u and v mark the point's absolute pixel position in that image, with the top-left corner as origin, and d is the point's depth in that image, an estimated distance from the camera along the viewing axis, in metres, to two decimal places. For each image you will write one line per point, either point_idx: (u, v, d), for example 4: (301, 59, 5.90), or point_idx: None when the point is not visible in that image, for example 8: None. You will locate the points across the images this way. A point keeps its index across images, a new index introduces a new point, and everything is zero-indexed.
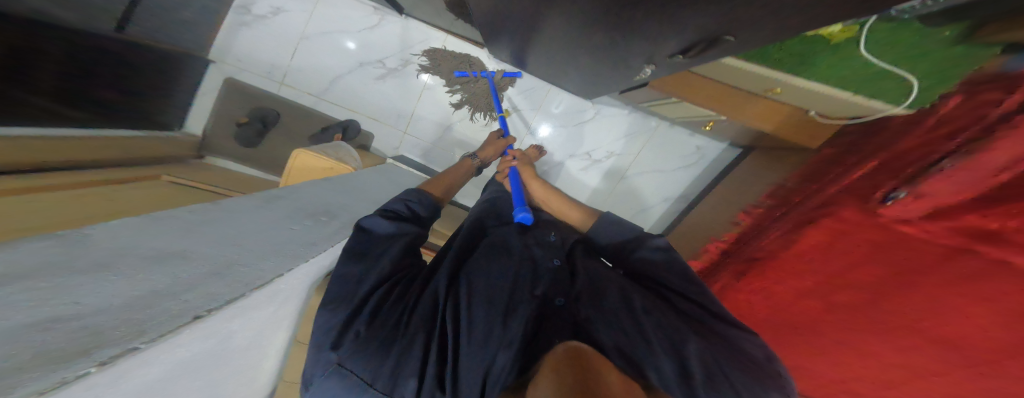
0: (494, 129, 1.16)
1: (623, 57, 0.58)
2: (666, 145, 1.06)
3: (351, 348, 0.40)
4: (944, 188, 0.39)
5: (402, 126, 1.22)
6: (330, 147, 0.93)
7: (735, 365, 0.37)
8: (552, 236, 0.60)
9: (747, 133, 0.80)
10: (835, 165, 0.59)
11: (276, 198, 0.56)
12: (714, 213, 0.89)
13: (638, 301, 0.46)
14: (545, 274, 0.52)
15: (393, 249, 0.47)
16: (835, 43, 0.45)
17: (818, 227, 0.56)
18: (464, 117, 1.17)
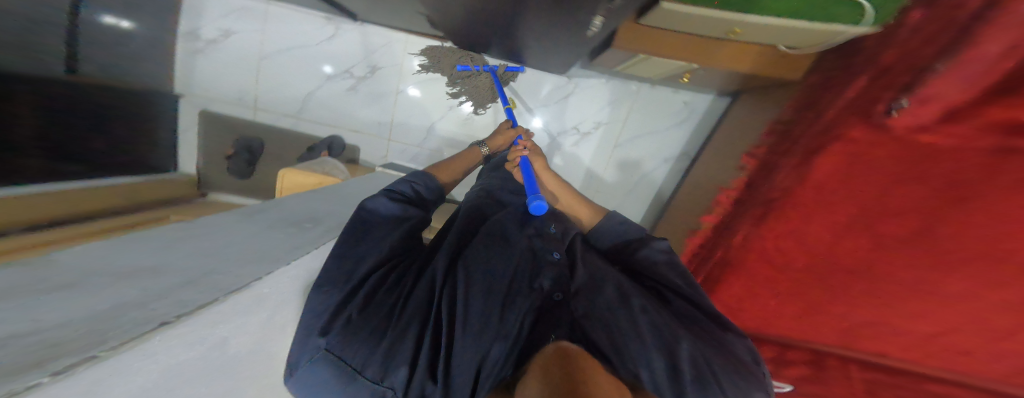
0: (476, 121, 1.15)
1: (569, 16, 0.55)
2: (653, 106, 1.07)
3: (341, 334, 0.38)
4: (951, 89, 0.44)
5: (385, 134, 1.19)
6: (316, 163, 0.94)
7: (726, 367, 0.39)
8: (552, 228, 0.55)
9: (723, 78, 0.81)
10: (828, 87, 0.63)
11: (257, 211, 0.55)
12: (716, 163, 0.91)
13: (638, 300, 0.45)
14: (546, 267, 0.48)
15: (395, 234, 0.46)
16: None
17: (828, 153, 0.56)
18: (445, 113, 1.15)
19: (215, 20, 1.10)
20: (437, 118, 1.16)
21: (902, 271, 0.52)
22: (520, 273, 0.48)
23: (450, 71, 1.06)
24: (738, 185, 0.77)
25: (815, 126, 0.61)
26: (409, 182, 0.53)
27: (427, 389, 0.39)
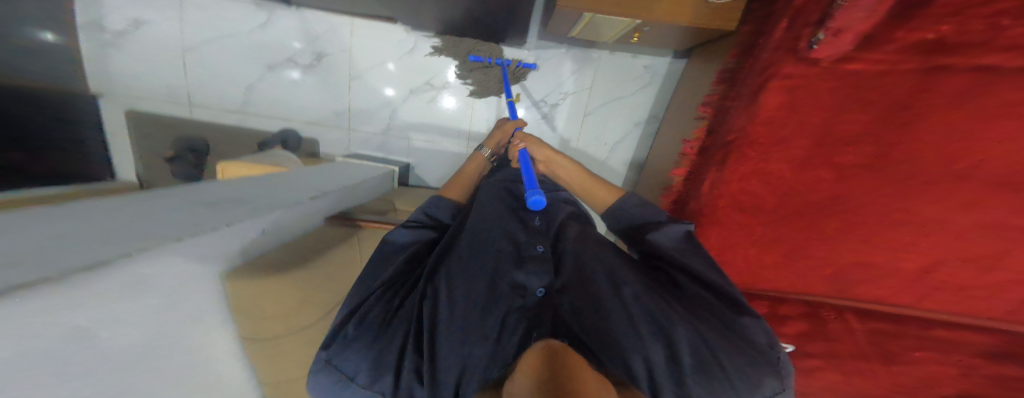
0: (439, 101, 1.09)
1: None
2: (615, 70, 1.07)
3: (340, 346, 0.38)
4: (856, 15, 0.43)
5: (344, 123, 1.10)
6: (266, 157, 0.88)
7: (732, 352, 0.36)
8: (536, 221, 0.57)
9: (671, 34, 0.83)
10: (756, 36, 0.63)
11: (158, 196, 0.49)
12: (677, 123, 0.94)
13: (631, 289, 0.43)
14: (530, 263, 0.49)
15: (398, 259, 0.47)
16: None
17: (770, 91, 0.53)
18: (406, 97, 1.08)
19: (120, 7, 0.95)
20: (396, 104, 1.09)
21: (859, 222, 0.43)
22: (502, 265, 0.49)
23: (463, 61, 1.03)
24: (699, 134, 0.75)
25: (758, 66, 0.58)
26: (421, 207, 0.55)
27: (415, 391, 0.37)
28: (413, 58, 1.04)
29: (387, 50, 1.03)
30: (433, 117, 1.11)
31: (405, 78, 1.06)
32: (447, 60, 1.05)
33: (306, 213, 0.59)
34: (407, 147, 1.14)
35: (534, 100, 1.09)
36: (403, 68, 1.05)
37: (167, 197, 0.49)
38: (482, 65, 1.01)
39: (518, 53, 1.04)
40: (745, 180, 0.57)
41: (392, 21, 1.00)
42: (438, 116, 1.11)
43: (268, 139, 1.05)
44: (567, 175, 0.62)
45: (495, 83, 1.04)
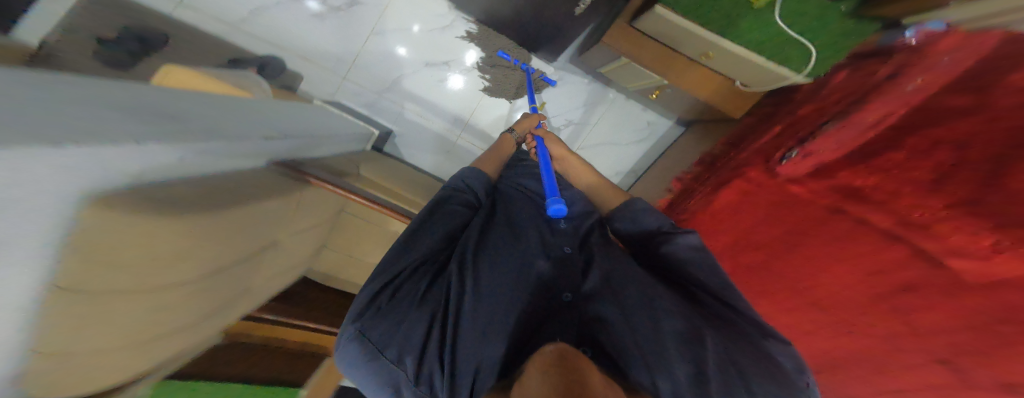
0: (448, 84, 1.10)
1: None
2: (620, 116, 1.13)
3: (372, 318, 0.38)
4: (829, 145, 0.55)
5: (343, 72, 1.08)
6: (235, 75, 0.83)
7: (760, 374, 0.35)
8: (563, 221, 0.58)
9: (682, 103, 0.90)
10: (758, 127, 0.74)
11: (101, 83, 0.43)
12: (653, 185, 1.01)
13: (663, 303, 0.43)
14: (561, 267, 0.51)
15: (435, 234, 0.47)
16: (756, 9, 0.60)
17: (732, 187, 0.70)
18: (418, 69, 1.08)
19: None
20: (407, 71, 1.08)
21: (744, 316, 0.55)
22: (526, 262, 0.50)
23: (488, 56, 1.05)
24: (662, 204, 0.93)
25: (732, 163, 0.74)
26: (458, 183, 0.55)
27: (433, 377, 0.37)
28: (443, 34, 1.04)
29: (421, 16, 1.02)
30: (435, 97, 1.12)
31: (427, 51, 1.06)
32: (474, 48, 1.05)
33: (260, 151, 0.55)
34: (399, 115, 1.14)
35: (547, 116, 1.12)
36: (427, 41, 1.05)
37: (104, 85, 0.43)
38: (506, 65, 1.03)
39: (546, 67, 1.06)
40: None
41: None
42: (441, 98, 1.12)
43: (246, 59, 1.01)
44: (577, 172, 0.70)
45: (511, 85, 1.07)
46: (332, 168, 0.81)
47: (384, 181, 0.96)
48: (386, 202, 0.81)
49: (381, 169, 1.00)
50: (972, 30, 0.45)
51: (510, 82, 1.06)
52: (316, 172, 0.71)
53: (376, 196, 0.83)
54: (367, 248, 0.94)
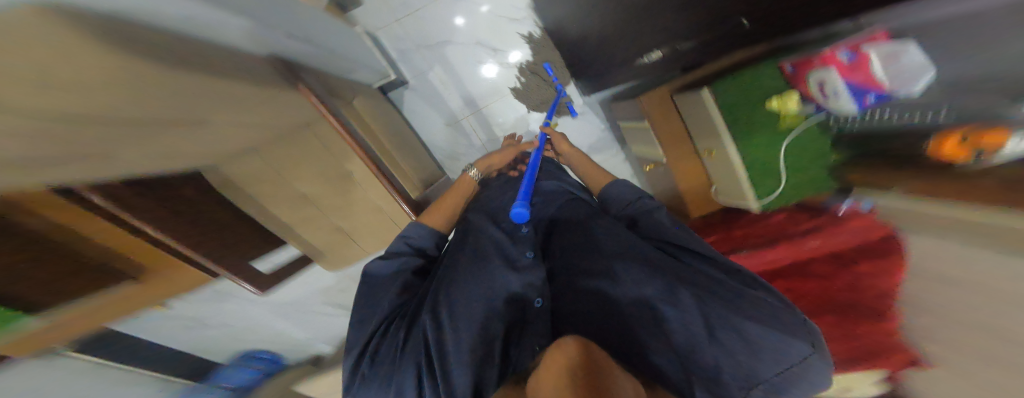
0: (484, 68, 1.18)
1: (652, 29, 0.72)
2: (613, 171, 1.20)
3: (363, 388, 0.46)
4: (756, 262, 0.83)
5: (400, 14, 1.15)
6: None
7: (727, 308, 0.38)
8: (525, 228, 0.67)
9: (663, 188, 1.03)
10: (719, 225, 0.97)
11: None
12: None
13: (624, 281, 0.48)
14: (523, 272, 0.58)
15: (392, 293, 0.55)
16: (779, 129, 0.70)
17: None
18: (467, 43, 1.16)
19: None
20: (455, 39, 1.16)
21: None
22: (491, 277, 0.56)
23: (534, 64, 1.15)
24: None
25: None
26: (404, 238, 0.65)
27: None
28: (509, 25, 1.13)
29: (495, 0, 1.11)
30: (465, 73, 1.20)
31: (482, 33, 1.14)
32: (524, 48, 1.15)
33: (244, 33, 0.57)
34: (422, 73, 1.22)
35: None
36: (490, 25, 1.13)
37: None
38: (541, 77, 1.14)
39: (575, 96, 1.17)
40: None
41: None
42: (469, 78, 1.20)
43: None
44: (582, 166, 0.82)
45: (537, 99, 1.17)
46: (325, 82, 0.83)
47: (370, 122, 1.01)
48: (355, 135, 0.86)
49: (371, 108, 1.05)
50: (878, 221, 0.68)
51: (538, 95, 1.17)
52: (309, 80, 0.76)
53: (357, 128, 0.91)
54: (308, 182, 0.89)
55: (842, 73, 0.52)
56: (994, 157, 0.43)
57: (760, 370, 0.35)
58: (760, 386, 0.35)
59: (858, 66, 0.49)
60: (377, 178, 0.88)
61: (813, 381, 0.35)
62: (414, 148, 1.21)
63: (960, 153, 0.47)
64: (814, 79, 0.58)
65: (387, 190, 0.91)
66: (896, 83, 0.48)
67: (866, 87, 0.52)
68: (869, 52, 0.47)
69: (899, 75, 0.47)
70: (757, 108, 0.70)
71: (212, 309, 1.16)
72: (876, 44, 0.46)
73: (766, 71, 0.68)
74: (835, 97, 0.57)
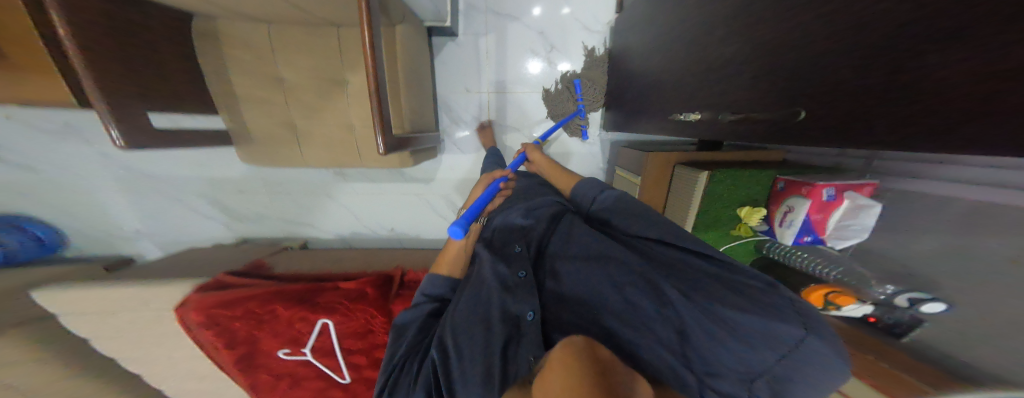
0: (535, 59, 1.29)
1: (700, 90, 0.71)
2: None
3: None
4: None
5: None
6: None
7: (727, 308, 0.41)
8: (518, 248, 0.62)
9: None
10: None
11: None
12: None
13: (626, 290, 0.50)
14: (516, 291, 0.55)
15: (408, 337, 0.55)
16: (733, 234, 0.95)
17: None
18: (532, 29, 1.26)
19: None
20: (525, 19, 1.25)
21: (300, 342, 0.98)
22: (490, 293, 0.54)
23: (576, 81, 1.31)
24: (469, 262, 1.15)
25: None
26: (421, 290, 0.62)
27: None
28: (573, 36, 1.27)
29: (579, 6, 1.24)
30: (516, 51, 1.28)
31: (549, 31, 1.26)
32: (578, 58, 1.29)
33: None
34: (479, 33, 1.26)
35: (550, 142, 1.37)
36: (559, 28, 1.26)
37: None
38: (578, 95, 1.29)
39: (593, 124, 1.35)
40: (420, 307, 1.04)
41: (603, 20, 1.26)
42: (516, 59, 1.29)
43: None
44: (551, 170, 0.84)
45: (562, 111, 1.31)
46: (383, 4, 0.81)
47: (402, 53, 1.01)
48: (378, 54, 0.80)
49: (410, 42, 1.04)
50: None
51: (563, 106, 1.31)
52: None
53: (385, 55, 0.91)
54: (332, 72, 1.06)
55: (814, 204, 0.75)
56: (835, 311, 0.71)
57: (755, 362, 0.40)
58: (762, 376, 0.39)
59: (829, 204, 0.73)
60: (370, 98, 0.80)
61: (821, 366, 0.38)
62: (424, 97, 1.19)
63: (818, 301, 0.74)
64: (787, 205, 0.81)
65: (373, 117, 0.82)
66: (834, 227, 0.75)
67: (814, 226, 0.77)
68: (844, 197, 0.73)
69: (843, 220, 0.74)
70: (728, 206, 0.92)
71: (39, 143, 1.36)
72: (854, 194, 0.72)
73: (743, 185, 0.89)
74: (788, 226, 0.80)
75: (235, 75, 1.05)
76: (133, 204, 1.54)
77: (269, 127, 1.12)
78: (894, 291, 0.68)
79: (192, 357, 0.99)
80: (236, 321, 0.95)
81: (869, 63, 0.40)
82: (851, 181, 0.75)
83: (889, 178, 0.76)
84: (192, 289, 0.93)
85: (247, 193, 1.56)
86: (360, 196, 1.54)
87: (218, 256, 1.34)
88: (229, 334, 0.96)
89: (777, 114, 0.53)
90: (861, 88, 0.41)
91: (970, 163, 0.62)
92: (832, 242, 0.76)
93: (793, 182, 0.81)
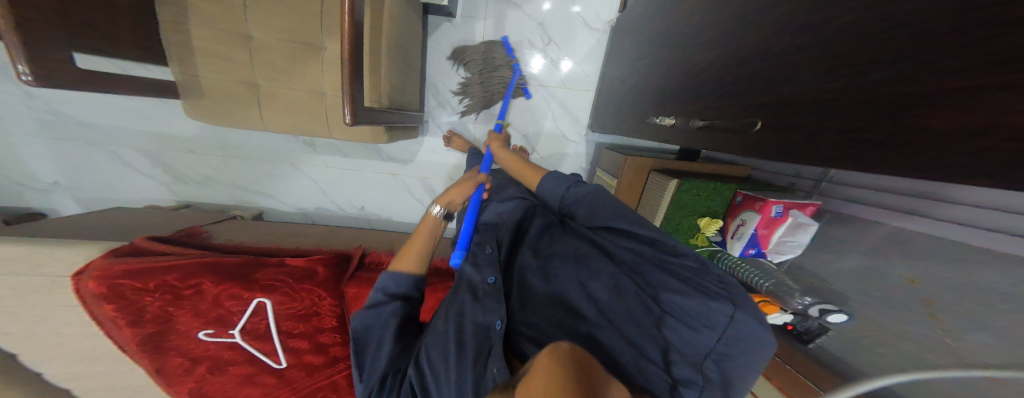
0: (530, 51, 1.29)
1: (675, 99, 0.74)
2: None
3: None
4: None
5: None
6: None
7: (674, 289, 0.45)
8: (489, 250, 0.62)
9: None
10: None
11: None
12: None
13: (591, 286, 0.51)
14: (485, 300, 0.54)
15: (384, 353, 0.54)
16: (690, 242, 0.98)
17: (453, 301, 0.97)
18: (531, 19, 1.25)
19: None
20: (526, 10, 1.24)
21: (229, 320, 0.89)
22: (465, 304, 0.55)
23: (569, 80, 1.33)
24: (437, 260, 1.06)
25: None
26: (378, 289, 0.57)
27: None
28: (570, 34, 1.28)
29: (588, 7, 1.26)
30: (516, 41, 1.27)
31: (549, 26, 1.27)
32: (573, 58, 1.31)
33: None
34: (477, 15, 1.24)
35: (534, 138, 1.39)
36: (559, 24, 1.27)
37: None
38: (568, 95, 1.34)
39: (578, 126, 1.39)
40: None
41: (602, 24, 1.28)
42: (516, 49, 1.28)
43: None
44: (513, 162, 0.82)
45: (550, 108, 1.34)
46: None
47: (391, 24, 0.93)
48: (358, 16, 0.74)
49: (399, 16, 0.98)
50: None
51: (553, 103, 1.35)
52: None
53: (368, 28, 0.84)
54: (310, 35, 0.97)
55: (763, 220, 0.81)
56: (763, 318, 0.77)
57: (702, 342, 0.42)
58: (710, 355, 0.41)
59: (775, 220, 0.79)
60: (341, 70, 0.75)
61: (752, 342, 0.41)
62: (410, 74, 1.14)
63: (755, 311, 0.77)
64: (740, 219, 0.88)
65: (342, 87, 0.77)
66: (776, 242, 0.81)
67: (758, 240, 0.84)
68: (789, 214, 0.79)
69: (784, 237, 0.80)
70: (689, 214, 0.95)
71: None
72: (797, 212, 0.79)
73: (704, 195, 0.93)
74: (738, 237, 0.87)
75: (196, 23, 0.93)
76: (52, 155, 1.34)
77: (226, 85, 1.00)
78: (809, 302, 0.75)
79: (89, 334, 0.85)
80: (147, 296, 0.83)
81: (824, 75, 0.40)
82: (798, 201, 0.81)
83: (882, 212, 0.72)
84: (98, 255, 0.80)
85: (197, 154, 1.40)
86: (330, 171, 1.44)
87: (149, 220, 1.18)
88: (136, 311, 0.84)
89: (736, 123, 0.54)
90: (796, 97, 0.44)
91: (895, 193, 0.70)
92: (771, 255, 0.83)
93: (749, 196, 0.87)
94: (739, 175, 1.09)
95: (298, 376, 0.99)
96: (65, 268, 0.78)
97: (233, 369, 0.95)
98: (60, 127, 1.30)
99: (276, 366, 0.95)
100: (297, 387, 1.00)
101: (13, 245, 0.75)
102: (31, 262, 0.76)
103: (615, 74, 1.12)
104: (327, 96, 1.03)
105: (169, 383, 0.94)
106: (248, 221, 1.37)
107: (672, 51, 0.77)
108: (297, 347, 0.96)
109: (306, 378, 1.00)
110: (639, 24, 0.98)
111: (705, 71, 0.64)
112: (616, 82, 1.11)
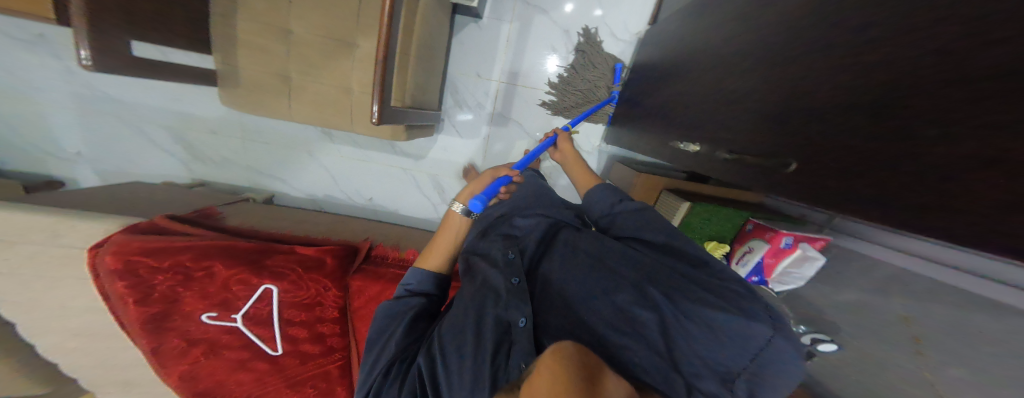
0: (552, 54, 1.33)
1: (695, 127, 0.77)
2: None
3: None
4: None
5: None
6: None
7: (706, 300, 0.46)
8: (512, 254, 0.64)
9: None
10: None
11: None
12: None
13: (619, 296, 0.51)
14: (510, 298, 0.55)
15: (395, 336, 0.54)
16: None
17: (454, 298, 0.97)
18: (556, 22, 1.30)
19: None
20: (553, 15, 1.29)
21: (234, 304, 0.91)
22: (488, 302, 0.55)
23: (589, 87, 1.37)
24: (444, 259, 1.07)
25: None
26: (404, 285, 0.60)
27: None
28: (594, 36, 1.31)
29: (614, 15, 1.30)
30: (537, 44, 1.32)
31: (575, 34, 1.31)
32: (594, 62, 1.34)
33: None
34: (503, 19, 1.29)
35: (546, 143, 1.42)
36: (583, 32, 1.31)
37: None
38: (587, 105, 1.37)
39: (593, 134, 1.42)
40: (381, 292, 0.97)
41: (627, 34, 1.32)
42: (535, 51, 1.32)
43: None
44: (571, 162, 0.85)
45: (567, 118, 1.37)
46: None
47: (421, 31, 0.98)
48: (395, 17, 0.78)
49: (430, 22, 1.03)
50: None
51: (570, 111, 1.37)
52: None
53: (402, 31, 0.88)
54: (346, 34, 1.02)
55: (771, 249, 0.81)
56: None
57: (732, 360, 0.44)
58: (740, 375, 0.43)
59: (783, 251, 0.80)
60: (375, 65, 0.79)
61: (781, 364, 0.43)
62: (434, 77, 1.19)
63: None
64: (747, 246, 0.88)
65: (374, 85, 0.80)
66: (779, 272, 0.82)
67: (763, 269, 0.84)
68: (798, 246, 0.79)
69: (788, 268, 0.81)
70: (698, 237, 0.96)
71: None
72: (806, 245, 0.79)
73: (715, 221, 0.94)
74: (742, 264, 0.88)
75: (242, 17, 0.99)
76: (82, 127, 1.40)
77: (262, 76, 1.05)
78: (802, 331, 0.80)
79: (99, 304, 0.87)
80: (158, 275, 0.85)
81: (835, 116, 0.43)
82: (809, 234, 0.81)
83: (898, 255, 0.72)
84: (116, 230, 0.83)
85: (218, 135, 1.45)
86: (344, 160, 1.48)
87: (166, 197, 1.22)
88: (144, 289, 0.85)
89: (763, 158, 0.53)
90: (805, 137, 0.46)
91: (907, 239, 0.71)
92: (774, 285, 0.84)
93: (760, 226, 0.87)
94: (751, 201, 1.10)
95: (293, 365, 1.00)
96: (84, 239, 0.81)
97: (230, 354, 0.96)
98: (95, 102, 1.37)
99: (272, 353, 0.96)
100: (289, 376, 1.01)
101: (37, 213, 0.78)
102: (52, 232, 0.79)
103: (634, 92, 1.16)
104: (353, 92, 1.07)
105: (162, 363, 0.95)
106: (260, 204, 1.41)
107: (695, 78, 0.80)
108: (296, 337, 0.97)
109: (300, 368, 1.00)
110: (670, 37, 1.01)
111: (726, 102, 0.67)
112: (635, 98, 1.14)
